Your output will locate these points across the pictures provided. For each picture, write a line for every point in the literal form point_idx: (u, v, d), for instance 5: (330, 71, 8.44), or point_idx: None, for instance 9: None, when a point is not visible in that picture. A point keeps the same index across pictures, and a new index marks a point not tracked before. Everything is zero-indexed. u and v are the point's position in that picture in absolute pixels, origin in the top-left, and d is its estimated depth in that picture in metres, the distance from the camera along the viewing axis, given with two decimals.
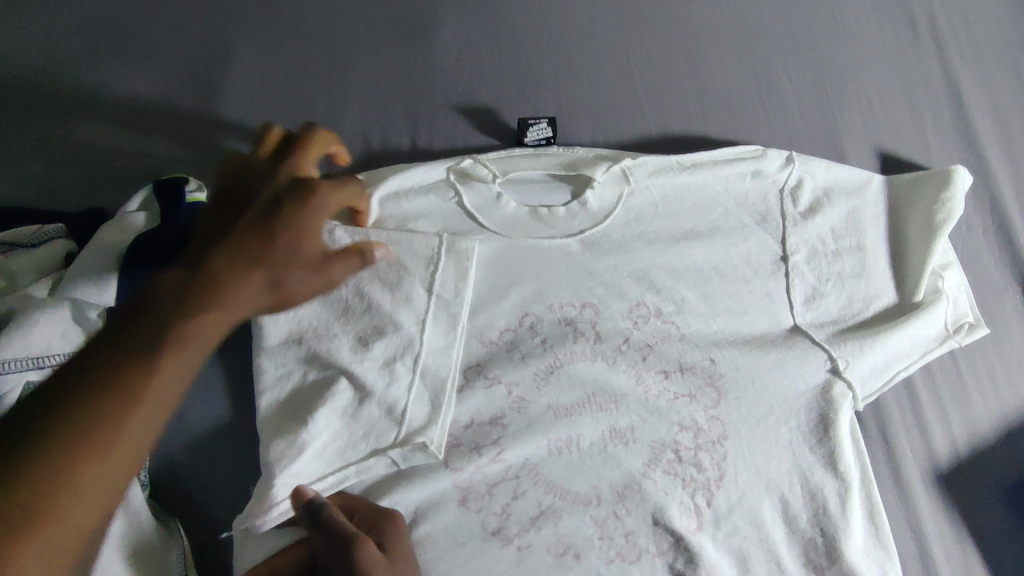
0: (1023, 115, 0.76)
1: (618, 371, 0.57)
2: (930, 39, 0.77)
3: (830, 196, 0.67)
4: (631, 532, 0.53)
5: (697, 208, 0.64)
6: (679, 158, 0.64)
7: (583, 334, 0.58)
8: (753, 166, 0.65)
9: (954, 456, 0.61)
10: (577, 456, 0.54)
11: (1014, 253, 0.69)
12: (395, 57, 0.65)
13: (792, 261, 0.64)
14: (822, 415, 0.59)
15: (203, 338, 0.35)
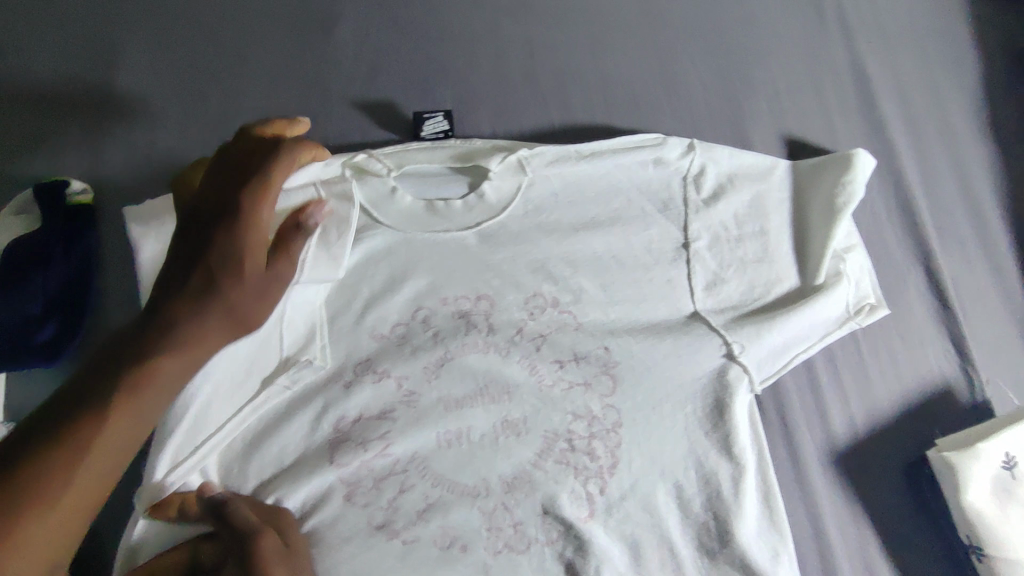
0: (928, 98, 0.77)
1: (511, 363, 0.57)
2: (837, 26, 0.78)
3: (735, 182, 0.66)
4: (520, 522, 0.55)
5: (597, 195, 0.63)
6: (577, 147, 0.63)
7: (476, 326, 0.58)
8: (653, 154, 0.64)
9: (852, 437, 0.62)
10: (467, 448, 0.55)
11: (917, 233, 0.70)
12: (289, 48, 0.64)
13: (695, 249, 0.63)
14: (718, 399, 0.59)
15: (180, 357, 0.45)
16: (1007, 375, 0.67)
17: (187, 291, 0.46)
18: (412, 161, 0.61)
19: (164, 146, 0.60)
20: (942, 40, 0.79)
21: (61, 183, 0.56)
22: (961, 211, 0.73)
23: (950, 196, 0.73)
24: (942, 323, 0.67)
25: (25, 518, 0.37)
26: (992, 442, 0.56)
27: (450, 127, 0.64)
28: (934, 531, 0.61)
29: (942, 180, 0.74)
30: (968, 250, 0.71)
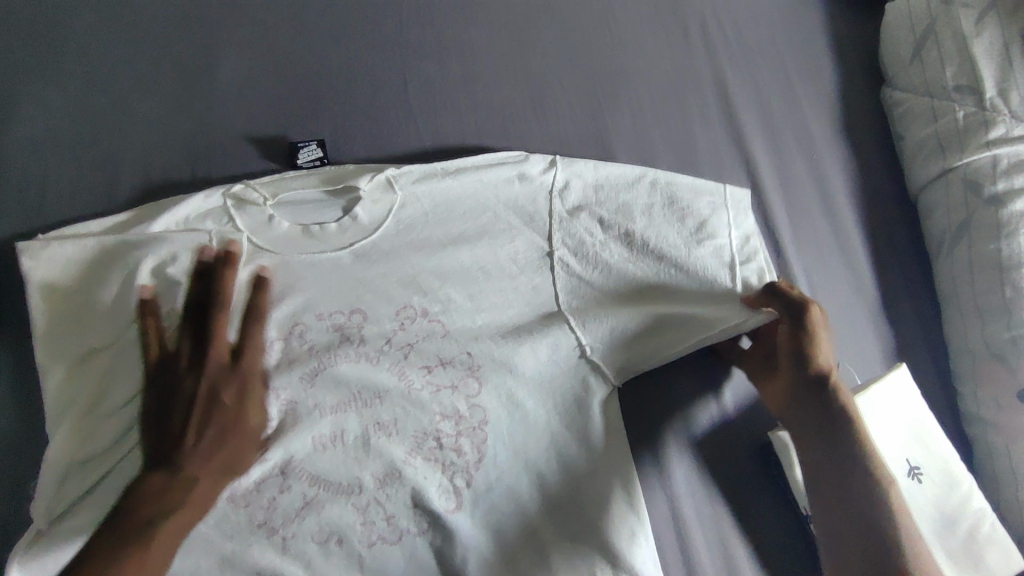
0: (786, 107, 0.83)
1: (381, 370, 0.62)
2: (701, 44, 0.84)
3: (596, 196, 0.71)
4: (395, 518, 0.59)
5: (462, 211, 0.68)
6: (443, 166, 0.69)
7: (348, 338, 0.63)
8: (516, 170, 0.70)
9: (707, 424, 0.68)
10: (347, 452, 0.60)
11: (772, 232, 0.76)
12: (175, 88, 0.69)
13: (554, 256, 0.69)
14: (573, 395, 0.65)
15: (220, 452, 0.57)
16: (856, 359, 0.71)
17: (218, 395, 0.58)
18: (288, 189, 0.66)
19: (56, 187, 0.64)
20: (798, 54, 0.86)
21: None
22: (817, 209, 0.78)
23: (807, 196, 0.79)
24: None
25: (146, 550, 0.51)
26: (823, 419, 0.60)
27: (323, 154, 0.69)
28: (783, 503, 0.67)
29: (801, 181, 0.79)
30: (823, 245, 0.77)
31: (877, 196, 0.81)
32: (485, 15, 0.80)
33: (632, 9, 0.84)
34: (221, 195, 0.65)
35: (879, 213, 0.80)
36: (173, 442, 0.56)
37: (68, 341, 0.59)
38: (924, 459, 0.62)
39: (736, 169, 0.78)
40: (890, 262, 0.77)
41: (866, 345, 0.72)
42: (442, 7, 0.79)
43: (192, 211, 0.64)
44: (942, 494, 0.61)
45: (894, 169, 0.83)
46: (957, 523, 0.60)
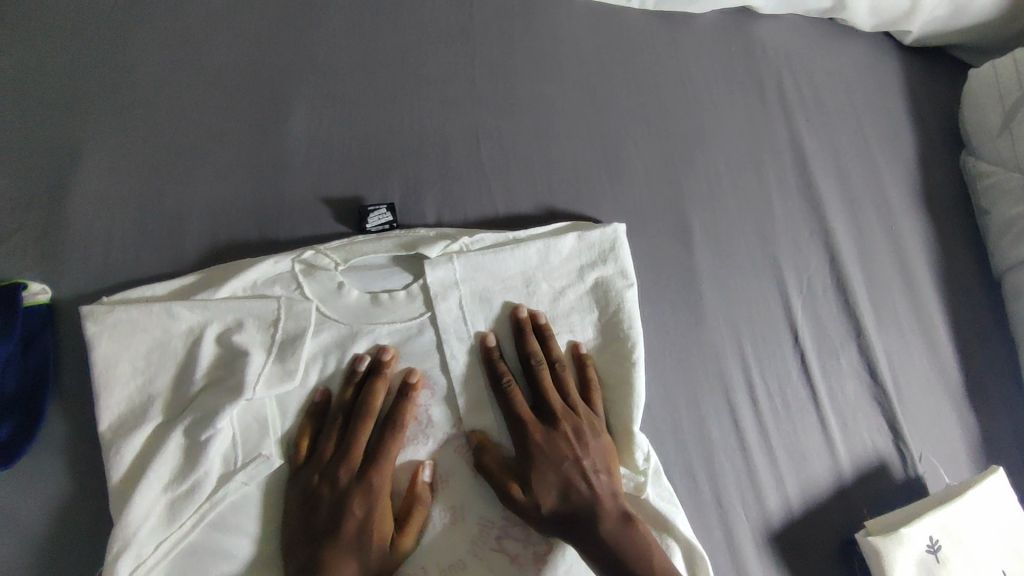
0: (863, 173, 0.80)
1: (448, 453, 0.61)
2: (777, 105, 0.81)
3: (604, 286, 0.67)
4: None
5: (533, 284, 0.66)
6: (515, 233, 0.67)
7: (417, 418, 0.61)
8: (584, 245, 0.67)
9: (787, 517, 0.64)
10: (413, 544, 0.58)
11: (851, 310, 0.73)
12: (243, 143, 0.67)
13: (619, 333, 0.65)
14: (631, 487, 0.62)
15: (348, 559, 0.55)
16: (941, 453, 0.69)
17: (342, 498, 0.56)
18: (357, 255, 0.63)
19: (123, 244, 0.63)
20: (876, 117, 0.83)
21: (17, 286, 0.57)
22: (897, 284, 0.75)
23: (886, 271, 0.76)
24: (874, 401, 0.69)
25: None
26: (916, 527, 0.58)
27: (393, 217, 0.67)
28: None
29: (880, 255, 0.76)
30: (903, 325, 0.73)
31: (960, 271, 0.77)
32: (559, 71, 0.77)
33: (706, 66, 0.82)
34: (290, 260, 0.63)
35: (961, 290, 0.77)
36: (313, 553, 0.55)
37: (128, 409, 0.57)
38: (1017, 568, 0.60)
39: (812, 239, 0.76)
40: (972, 344, 0.74)
41: (948, 431, 0.70)
42: (516, 63, 0.76)
43: (260, 276, 0.62)
44: None
45: (976, 244, 0.79)
46: None
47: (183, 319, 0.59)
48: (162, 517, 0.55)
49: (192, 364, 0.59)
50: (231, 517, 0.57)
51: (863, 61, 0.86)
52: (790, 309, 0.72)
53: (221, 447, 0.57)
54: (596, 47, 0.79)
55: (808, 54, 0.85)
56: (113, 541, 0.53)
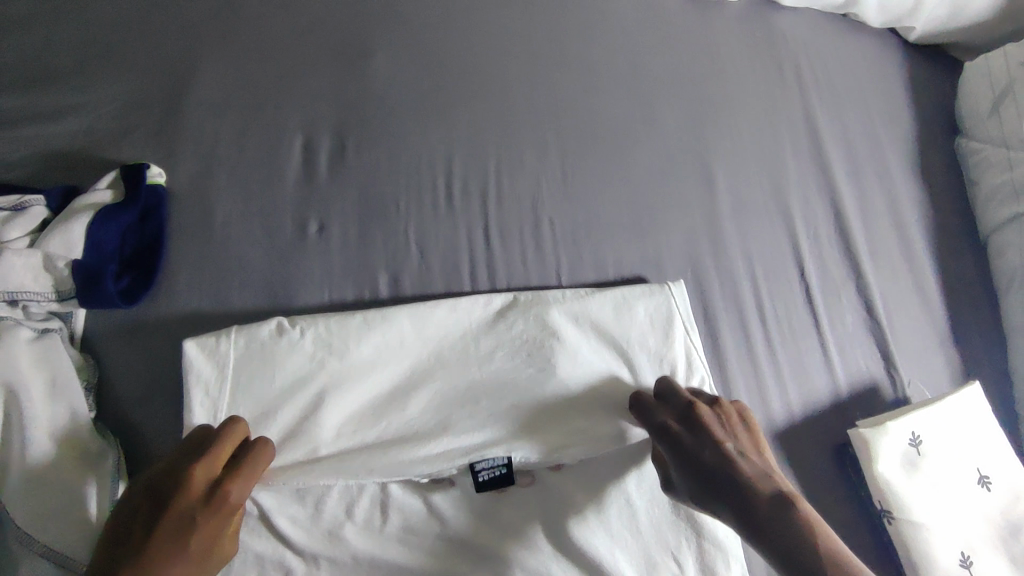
0: (867, 143, 0.90)
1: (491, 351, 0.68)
2: (793, 81, 0.92)
3: None
4: (508, 469, 0.64)
5: (572, 207, 0.77)
6: (560, 164, 0.79)
7: (465, 318, 0.68)
8: None
9: (788, 420, 0.72)
10: (468, 422, 0.65)
11: (851, 254, 0.82)
12: (331, 70, 0.78)
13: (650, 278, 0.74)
14: None
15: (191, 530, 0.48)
16: (926, 380, 0.78)
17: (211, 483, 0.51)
18: (428, 170, 0.76)
19: (226, 144, 0.73)
20: (880, 99, 0.94)
21: (142, 165, 0.68)
22: (893, 236, 0.85)
23: (884, 225, 0.85)
24: (869, 332, 0.78)
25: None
26: (900, 421, 0.66)
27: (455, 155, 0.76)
28: (858, 500, 0.70)
29: (878, 210, 0.86)
30: (897, 271, 0.82)
31: (949, 232, 0.87)
32: (603, 37, 0.88)
33: (732, 44, 0.93)
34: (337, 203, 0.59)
35: (950, 248, 0.86)
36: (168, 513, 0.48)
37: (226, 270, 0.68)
38: (990, 468, 0.67)
39: (820, 194, 0.85)
40: (959, 293, 0.83)
41: (934, 361, 0.79)
42: (567, 28, 0.88)
43: (346, 182, 0.73)
44: (1010, 502, 0.66)
45: (964, 209, 0.89)
46: (1021, 533, 0.65)
47: (281, 206, 0.71)
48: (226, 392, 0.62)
49: (283, 242, 0.70)
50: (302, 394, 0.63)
51: (871, 52, 0.97)
52: (797, 249, 0.81)
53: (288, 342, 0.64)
54: (635, 22, 0.91)
55: (822, 41, 0.96)
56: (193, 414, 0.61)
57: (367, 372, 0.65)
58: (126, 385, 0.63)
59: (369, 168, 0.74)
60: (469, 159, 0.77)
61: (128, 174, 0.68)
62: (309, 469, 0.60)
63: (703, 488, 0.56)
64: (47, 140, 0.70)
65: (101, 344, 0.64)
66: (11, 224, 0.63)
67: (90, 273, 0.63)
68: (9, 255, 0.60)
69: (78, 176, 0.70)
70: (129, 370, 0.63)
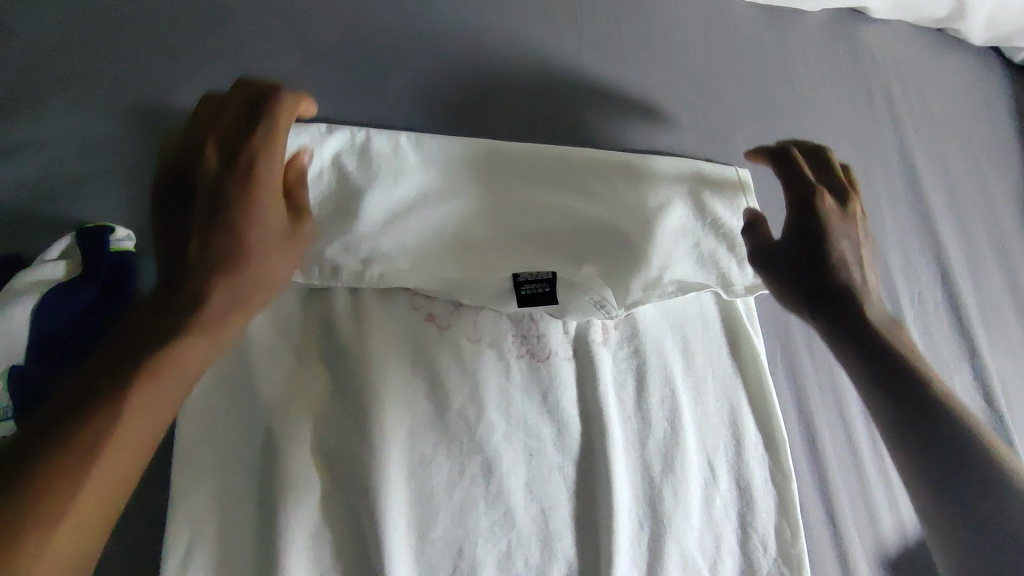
0: (972, 187, 0.77)
1: (513, 402, 0.57)
2: (886, 112, 0.78)
3: (661, 198, 0.64)
4: (552, 289, 0.60)
5: (623, 238, 0.62)
6: (609, 186, 0.63)
7: (476, 341, 0.58)
8: (633, 183, 0.64)
9: (901, 541, 0.61)
10: (510, 251, 0.60)
11: (964, 327, 0.69)
12: (342, 101, 0.63)
13: (685, 255, 0.64)
14: (716, 456, 0.60)
15: (169, 379, 0.41)
16: None
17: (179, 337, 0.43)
18: (448, 198, 0.59)
19: None
20: (983, 132, 0.81)
21: (105, 230, 0.54)
22: (1007, 302, 0.72)
23: (997, 289, 0.72)
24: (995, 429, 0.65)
25: (31, 522, 0.33)
26: None
27: (491, 204, 0.60)
28: None
29: (990, 272, 0.73)
30: (1015, 349, 0.70)
31: None
32: (667, 55, 0.73)
33: (816, 65, 0.78)
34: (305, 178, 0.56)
35: None
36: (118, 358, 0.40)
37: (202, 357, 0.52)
38: None
39: (925, 251, 0.72)
40: None
41: None
42: (625, 45, 0.72)
43: (335, 208, 0.56)
44: None
45: None
46: None
47: None
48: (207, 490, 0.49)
49: (289, 327, 0.56)
50: (302, 478, 0.51)
51: (970, 75, 0.83)
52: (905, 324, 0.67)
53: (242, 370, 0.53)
54: (705, 36, 0.76)
55: (916, 63, 0.82)
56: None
57: (405, 159, 0.59)
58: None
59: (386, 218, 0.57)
60: (513, 209, 0.61)
61: (87, 240, 0.53)
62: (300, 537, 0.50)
63: (813, 300, 0.65)
64: None
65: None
66: None
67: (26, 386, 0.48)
68: None
69: (29, 243, 0.55)
70: None
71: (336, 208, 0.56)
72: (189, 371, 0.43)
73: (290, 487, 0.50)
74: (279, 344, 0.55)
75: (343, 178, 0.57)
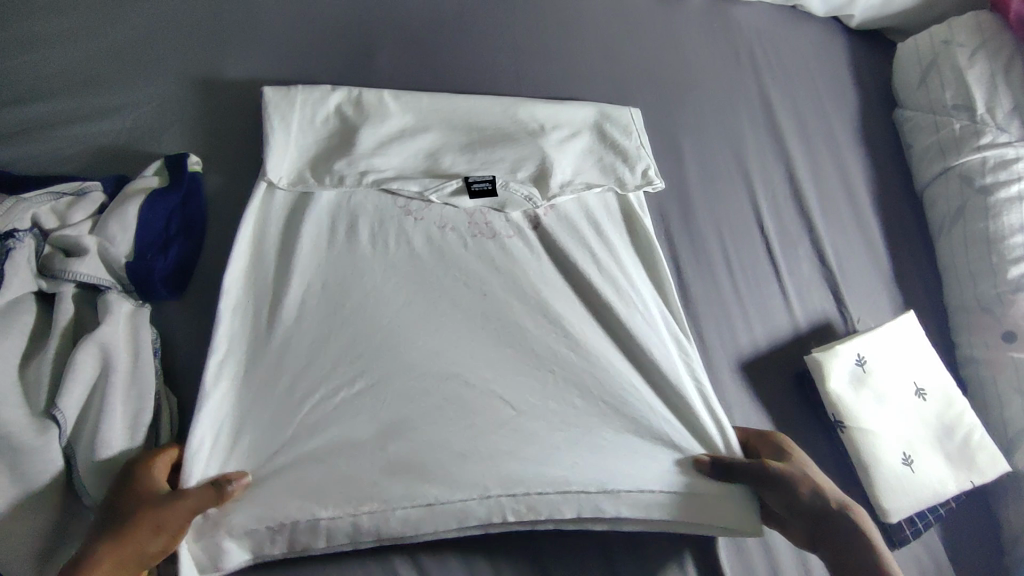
0: (815, 117, 1.02)
1: (470, 261, 0.79)
2: (747, 65, 1.04)
3: (572, 132, 0.89)
4: (494, 188, 0.83)
5: (542, 154, 0.86)
6: (533, 121, 0.88)
7: (440, 225, 0.80)
8: (551, 122, 0.89)
9: (753, 351, 0.82)
10: (463, 165, 0.84)
11: (803, 210, 0.93)
12: (340, 69, 0.89)
13: (590, 168, 0.88)
14: (625, 299, 0.80)
15: (148, 536, 0.55)
16: (874, 316, 0.88)
17: (146, 514, 0.55)
18: (417, 132, 0.84)
19: (251, 137, 0.84)
20: (826, 76, 1.06)
21: (183, 155, 0.78)
22: (840, 195, 0.96)
23: (833, 186, 0.97)
24: (822, 275, 0.89)
25: None
26: (847, 345, 0.77)
27: (449, 136, 0.85)
28: (814, 414, 0.80)
29: (827, 174, 0.98)
30: (845, 226, 0.94)
31: (890, 190, 0.99)
32: (578, 32, 1.00)
33: (693, 34, 1.04)
34: (317, 125, 0.82)
35: (892, 205, 0.98)
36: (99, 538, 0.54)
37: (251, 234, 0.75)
38: (925, 381, 0.78)
39: (776, 162, 0.97)
40: (900, 242, 0.95)
41: (881, 301, 0.90)
42: (546, 26, 0.99)
43: (338, 140, 0.82)
44: (941, 408, 0.77)
45: (904, 173, 1.01)
46: (954, 432, 0.76)
47: (284, 161, 0.78)
48: (255, 314, 0.71)
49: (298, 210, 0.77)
50: (317, 309, 0.72)
51: (815, 37, 1.09)
52: (758, 209, 0.92)
53: (273, 244, 0.75)
54: (606, 18, 1.02)
55: (773, 29, 1.08)
56: (229, 363, 0.67)
57: (387, 107, 0.84)
58: (185, 348, 0.72)
59: (376, 145, 0.82)
60: (464, 135, 0.86)
61: (174, 163, 0.78)
62: (320, 343, 0.71)
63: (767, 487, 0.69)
64: (90, 139, 0.79)
65: (156, 315, 0.73)
66: (74, 209, 0.71)
67: (136, 273, 0.70)
68: (88, 239, 0.69)
69: (125, 169, 0.79)
70: (173, 328, 0.73)
71: (340, 138, 0.82)
72: (165, 537, 0.56)
73: (309, 312, 0.72)
74: (293, 229, 0.76)
75: (344, 119, 0.83)
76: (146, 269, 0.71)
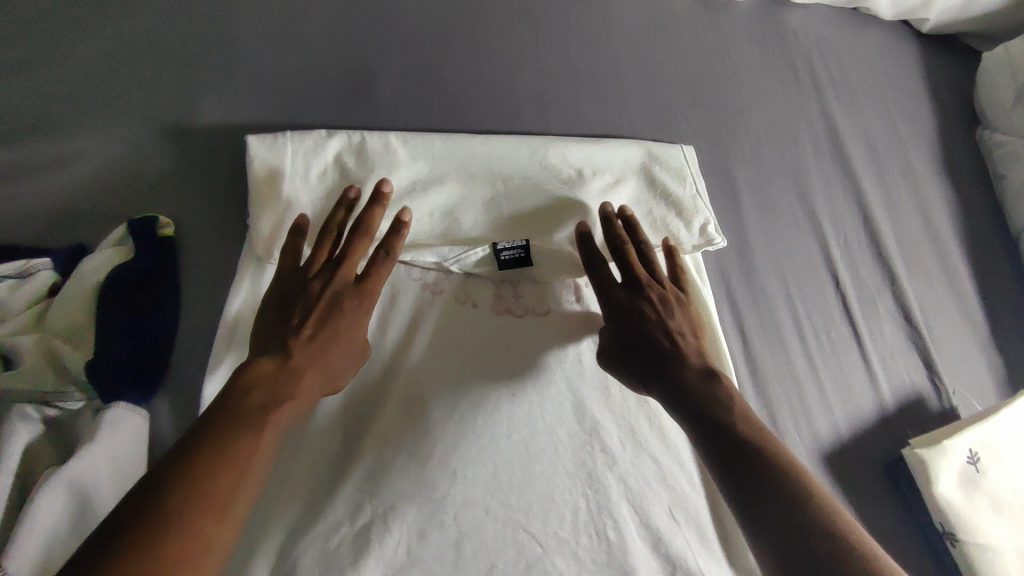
0: (889, 142, 0.88)
1: (498, 346, 0.67)
2: (809, 83, 0.90)
3: (614, 177, 0.75)
4: (525, 254, 0.70)
5: (580, 212, 0.72)
6: (568, 169, 0.74)
7: (463, 302, 0.68)
8: (589, 167, 0.75)
9: (836, 438, 0.69)
10: (487, 226, 0.70)
11: (883, 258, 0.80)
12: (338, 103, 0.75)
13: (636, 223, 0.74)
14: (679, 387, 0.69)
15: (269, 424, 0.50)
16: (972, 388, 0.75)
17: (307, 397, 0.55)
18: (432, 186, 0.70)
19: (235, 191, 0.70)
20: (899, 92, 0.92)
21: (150, 218, 0.64)
22: (923, 237, 0.83)
23: (914, 226, 0.83)
24: (909, 338, 0.76)
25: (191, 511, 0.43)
26: (957, 440, 0.65)
27: (470, 188, 0.72)
28: (911, 517, 0.67)
29: (907, 212, 0.84)
30: (931, 275, 0.81)
31: (977, 229, 0.86)
32: (615, 48, 0.86)
33: (745, 46, 0.90)
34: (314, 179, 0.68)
35: (981, 247, 0.84)
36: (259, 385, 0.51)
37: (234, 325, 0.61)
38: None
39: (848, 199, 0.83)
40: (993, 294, 0.82)
41: (977, 367, 0.77)
42: (577, 43, 0.85)
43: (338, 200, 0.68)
44: None
45: (992, 207, 0.87)
46: None
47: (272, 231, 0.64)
48: None
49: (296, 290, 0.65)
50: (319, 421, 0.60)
51: (884, 46, 0.95)
52: (831, 259, 0.79)
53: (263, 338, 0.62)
54: (645, 31, 0.88)
55: (836, 38, 0.94)
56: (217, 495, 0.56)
57: (394, 154, 0.70)
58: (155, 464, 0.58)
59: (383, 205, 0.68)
60: (488, 181, 0.72)
61: (138, 229, 0.64)
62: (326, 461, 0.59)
63: None
64: (39, 198, 0.66)
65: None
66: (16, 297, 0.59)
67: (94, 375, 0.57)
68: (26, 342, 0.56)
69: (81, 235, 0.65)
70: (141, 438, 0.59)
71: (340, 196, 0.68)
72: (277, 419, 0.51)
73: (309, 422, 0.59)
74: None
75: (345, 171, 0.69)
76: (110, 367, 0.57)
